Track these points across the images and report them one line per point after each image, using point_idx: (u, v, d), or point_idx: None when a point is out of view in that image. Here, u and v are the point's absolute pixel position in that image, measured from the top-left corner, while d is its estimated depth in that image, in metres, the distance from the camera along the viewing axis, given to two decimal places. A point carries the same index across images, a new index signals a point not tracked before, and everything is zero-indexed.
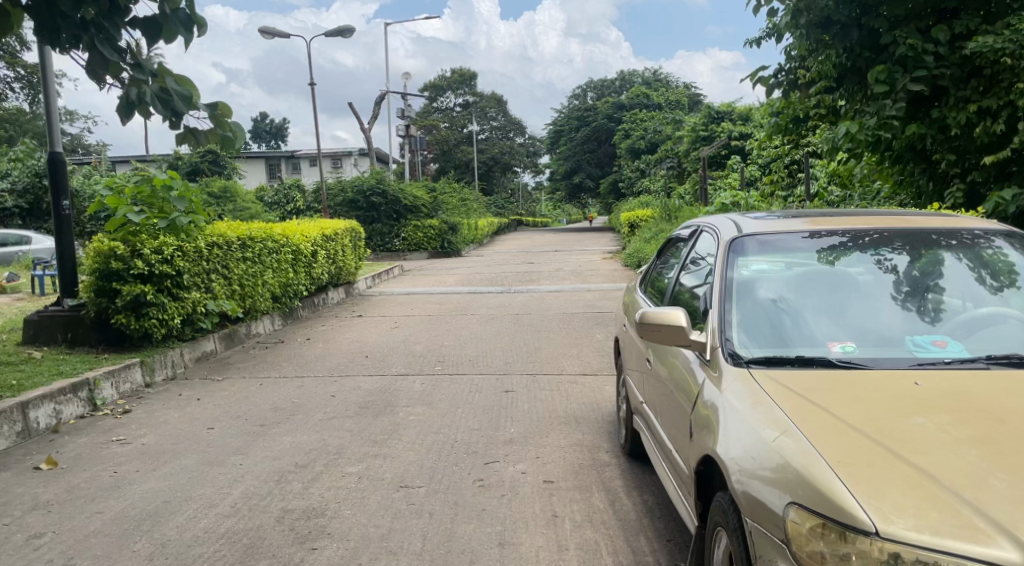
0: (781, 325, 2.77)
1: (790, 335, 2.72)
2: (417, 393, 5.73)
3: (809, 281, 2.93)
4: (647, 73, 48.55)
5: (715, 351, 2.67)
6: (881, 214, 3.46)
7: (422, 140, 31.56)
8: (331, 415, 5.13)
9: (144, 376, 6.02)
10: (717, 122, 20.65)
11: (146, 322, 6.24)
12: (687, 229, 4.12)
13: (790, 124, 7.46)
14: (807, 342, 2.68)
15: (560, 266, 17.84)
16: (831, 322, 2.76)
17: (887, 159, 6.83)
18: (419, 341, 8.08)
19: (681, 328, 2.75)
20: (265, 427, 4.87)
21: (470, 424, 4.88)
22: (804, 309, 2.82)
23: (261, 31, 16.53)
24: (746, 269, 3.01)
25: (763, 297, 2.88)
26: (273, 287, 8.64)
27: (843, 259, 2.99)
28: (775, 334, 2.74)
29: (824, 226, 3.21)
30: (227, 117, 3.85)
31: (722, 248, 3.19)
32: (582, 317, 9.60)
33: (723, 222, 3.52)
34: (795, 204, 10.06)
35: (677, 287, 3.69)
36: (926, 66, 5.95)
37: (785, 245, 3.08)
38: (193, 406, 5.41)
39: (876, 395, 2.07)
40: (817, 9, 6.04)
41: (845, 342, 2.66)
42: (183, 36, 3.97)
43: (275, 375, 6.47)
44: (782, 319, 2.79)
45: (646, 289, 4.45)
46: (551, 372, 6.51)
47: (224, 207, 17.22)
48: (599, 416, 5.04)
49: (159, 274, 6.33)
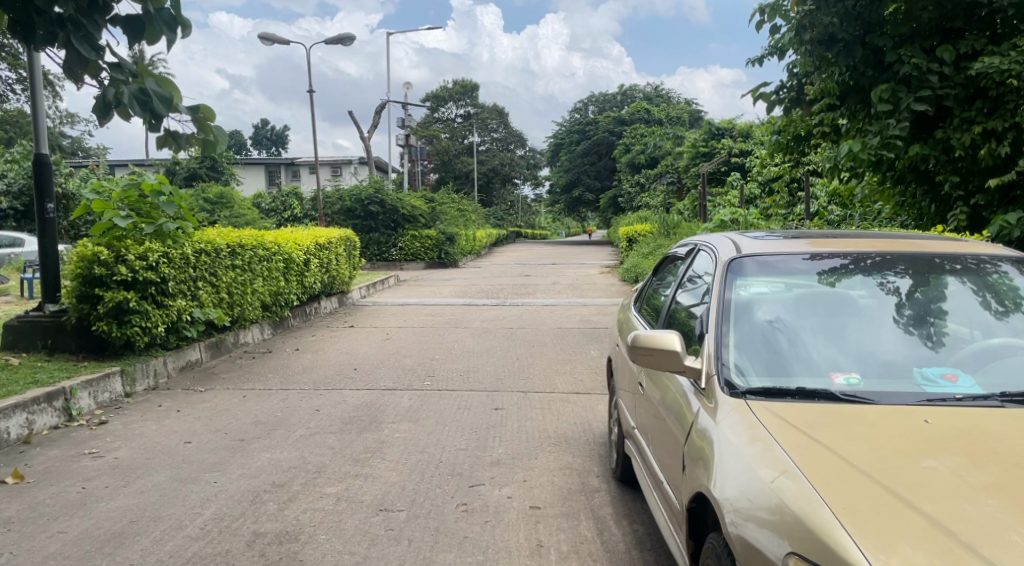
0: (782, 352, 2.63)
1: (791, 363, 2.57)
2: (403, 409, 5.57)
3: (811, 304, 2.79)
4: (648, 89, 48.69)
5: (711, 379, 2.52)
6: (885, 237, 3.32)
7: (422, 151, 31.56)
8: (314, 431, 4.97)
9: (124, 385, 5.86)
10: (717, 139, 20.60)
11: (129, 330, 6.07)
12: (685, 246, 3.98)
13: (792, 141, 7.36)
14: (809, 372, 2.53)
15: (556, 279, 17.69)
16: (833, 349, 2.62)
17: (888, 180, 6.73)
18: (410, 354, 7.93)
19: (675, 352, 2.59)
20: (244, 443, 4.70)
21: (456, 443, 4.71)
22: (806, 336, 2.68)
23: (261, 37, 16.44)
24: (745, 291, 2.86)
25: (762, 322, 2.74)
26: (263, 296, 8.49)
27: (844, 282, 2.85)
28: (775, 361, 2.59)
29: (825, 247, 3.06)
30: (210, 120, 3.70)
31: (720, 268, 3.03)
32: (577, 332, 9.46)
33: (722, 240, 3.37)
34: (795, 222, 9.97)
35: (673, 306, 3.54)
36: (929, 86, 5.88)
37: (785, 266, 2.94)
38: (172, 419, 5.24)
39: (881, 433, 1.93)
40: (822, 26, 5.91)
41: (848, 373, 2.52)
42: (167, 37, 3.85)
43: (260, 387, 6.31)
44: (783, 346, 2.65)
45: (641, 307, 4.30)
46: (543, 389, 6.35)
47: (220, 213, 17.06)
48: (591, 438, 4.88)
49: (143, 281, 6.17)
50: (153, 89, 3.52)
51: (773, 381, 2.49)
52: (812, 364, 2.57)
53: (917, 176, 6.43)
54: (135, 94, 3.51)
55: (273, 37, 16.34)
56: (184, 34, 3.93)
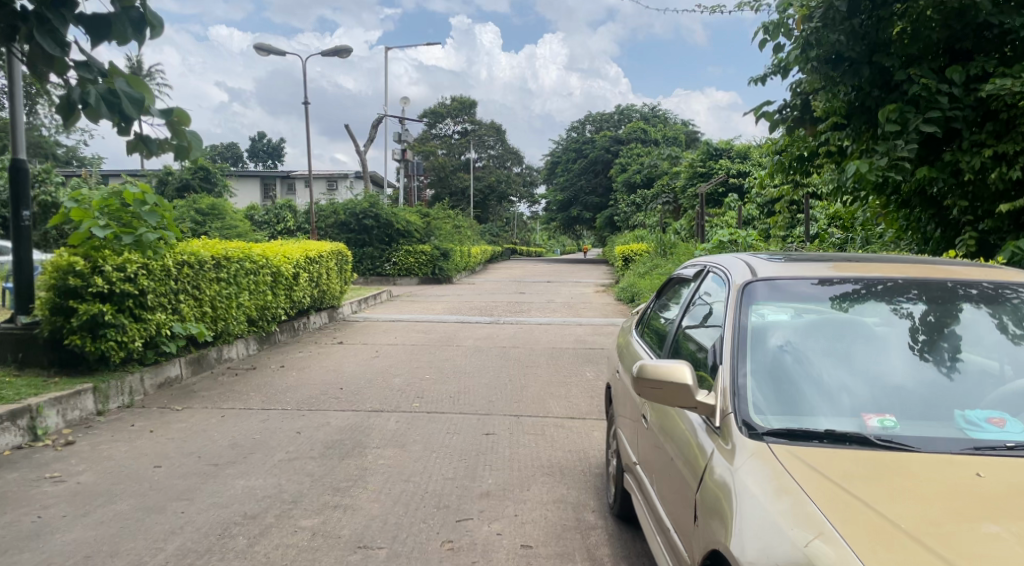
0: (801, 387, 2.39)
1: (815, 401, 2.33)
2: (389, 433, 5.29)
3: (825, 333, 2.56)
4: (645, 109, 48.87)
5: (726, 417, 2.28)
6: (902, 262, 3.09)
7: (418, 165, 31.42)
8: (293, 456, 4.68)
9: (96, 403, 5.57)
10: (715, 159, 20.50)
11: (103, 344, 5.79)
12: (691, 268, 3.75)
13: (794, 162, 7.16)
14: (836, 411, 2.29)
15: (552, 297, 17.46)
16: (856, 383, 2.39)
17: (892, 203, 6.54)
18: (399, 373, 7.65)
19: (686, 386, 2.35)
20: (218, 468, 4.41)
21: (444, 472, 4.44)
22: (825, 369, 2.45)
23: (256, 47, 16.28)
24: (757, 318, 2.63)
25: (778, 352, 2.50)
26: (249, 310, 8.22)
27: (857, 308, 2.63)
28: (798, 399, 2.35)
29: (835, 271, 2.83)
30: (185, 124, 3.46)
31: (731, 294, 2.79)
32: (571, 353, 9.20)
33: (732, 262, 3.13)
34: (795, 244, 9.77)
35: (678, 332, 3.30)
36: (939, 107, 5.65)
37: (796, 291, 2.70)
38: (143, 440, 4.95)
39: (929, 488, 1.74)
40: (828, 44, 5.76)
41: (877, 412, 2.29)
42: (134, 38, 3.64)
43: (240, 406, 6.03)
44: (802, 381, 2.41)
45: (642, 331, 4.06)
46: (536, 413, 6.08)
47: (211, 225, 16.79)
48: (587, 469, 4.61)
49: (120, 293, 5.91)
50: (123, 89, 3.28)
51: (798, 422, 2.25)
52: (837, 400, 2.33)
53: (923, 201, 6.22)
54: (102, 95, 3.26)
55: (269, 47, 16.17)
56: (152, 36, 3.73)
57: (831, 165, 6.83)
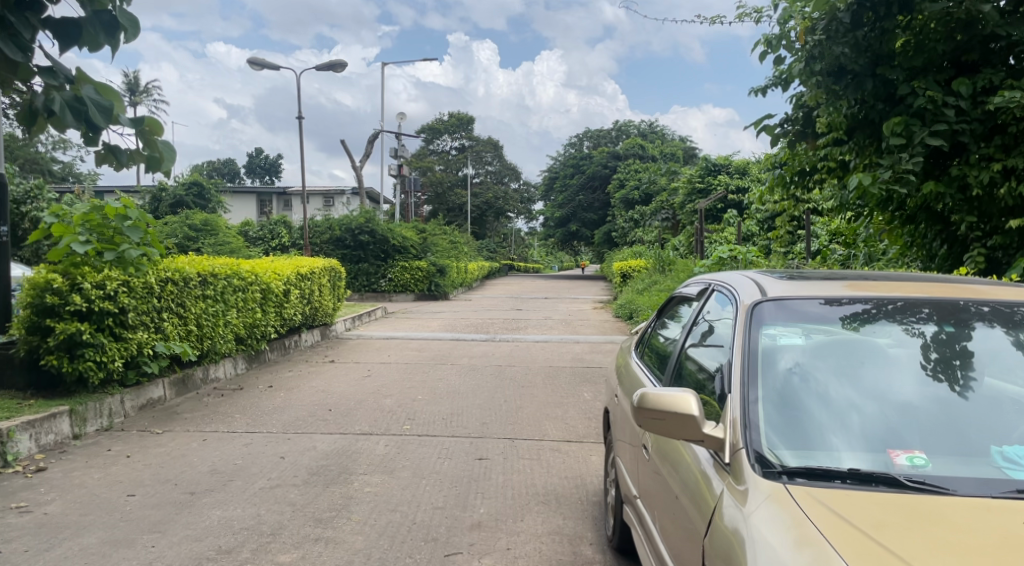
0: (820, 419, 2.18)
1: (836, 435, 2.13)
2: (377, 458, 5.06)
3: (837, 357, 2.36)
4: (642, 125, 48.92)
5: (736, 453, 2.08)
6: (913, 280, 2.90)
7: (416, 181, 31.33)
8: (276, 483, 4.45)
9: (72, 426, 5.34)
10: (713, 175, 20.36)
11: (81, 365, 5.55)
12: (693, 287, 3.56)
13: (795, 177, 6.98)
14: (859, 446, 2.09)
15: (549, 314, 17.26)
16: (877, 412, 2.19)
17: (896, 218, 6.35)
18: (390, 393, 7.43)
19: (692, 418, 2.15)
20: (195, 497, 4.18)
21: (434, 501, 4.22)
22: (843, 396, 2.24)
23: (250, 61, 16.16)
24: (763, 339, 2.43)
25: (791, 379, 2.30)
26: (237, 328, 7.99)
27: (868, 328, 2.44)
28: (818, 433, 2.14)
29: (841, 290, 2.64)
30: (157, 134, 3.28)
31: (738, 315, 2.58)
32: (569, 371, 8.97)
33: (739, 281, 2.93)
34: (797, 261, 9.59)
35: (680, 354, 3.10)
36: (945, 120, 5.48)
37: (805, 311, 2.50)
38: (119, 466, 4.72)
39: (970, 539, 1.64)
40: (832, 56, 5.60)
41: (902, 445, 2.09)
42: (107, 43, 3.47)
43: (224, 428, 5.80)
44: (821, 413, 2.20)
45: (640, 353, 3.87)
46: (532, 436, 5.86)
47: (204, 240, 16.56)
48: (584, 497, 4.38)
49: (99, 311, 5.69)
50: (90, 97, 3.09)
51: (821, 461, 2.05)
52: (860, 432, 2.13)
53: (929, 216, 6.04)
54: (68, 102, 3.07)
55: (263, 61, 16.06)
56: (126, 40, 3.55)
57: (833, 181, 6.65)
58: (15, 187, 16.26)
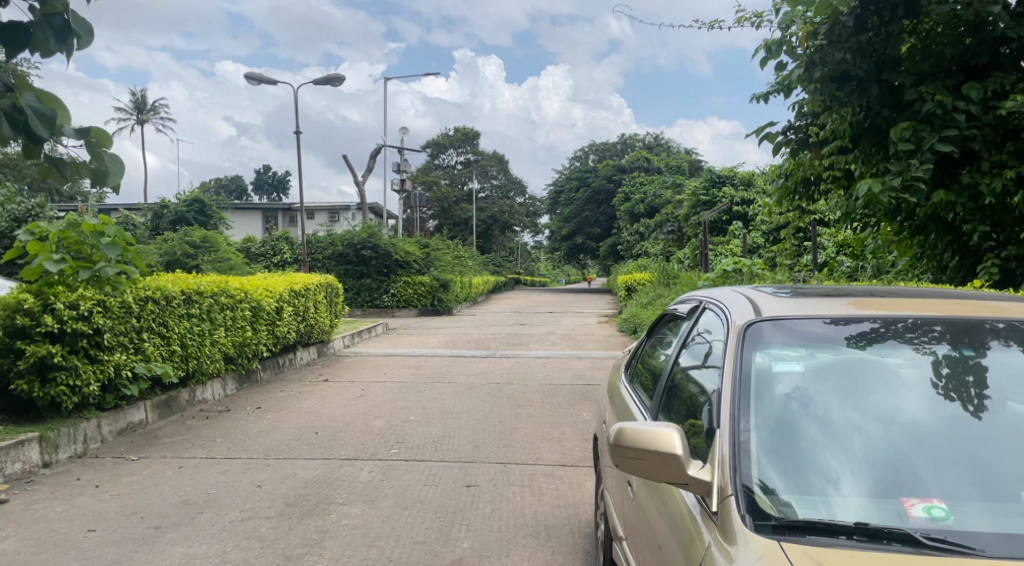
0: (823, 456, 1.93)
1: (842, 475, 1.87)
2: (359, 486, 4.79)
3: (842, 381, 2.10)
4: (648, 138, 48.77)
5: (726, 501, 1.83)
6: (924, 296, 2.64)
7: (419, 196, 31.18)
8: (248, 515, 4.20)
9: (43, 454, 5.09)
10: (718, 187, 20.09)
11: (53, 389, 5.32)
12: (687, 302, 3.31)
13: (799, 187, 6.72)
14: (870, 490, 1.83)
15: (552, 329, 16.95)
16: (889, 447, 1.93)
17: (906, 229, 6.07)
18: (382, 415, 7.16)
19: (675, 457, 1.91)
20: (159, 531, 3.93)
21: (414, 534, 3.96)
22: (850, 429, 1.98)
23: (247, 76, 16.08)
24: (759, 359, 2.17)
25: (789, 408, 2.03)
26: (225, 347, 7.76)
27: (876, 347, 2.18)
28: (819, 475, 1.88)
29: (844, 308, 2.37)
30: (104, 145, 3.13)
31: (732, 334, 2.31)
32: (568, 389, 8.69)
33: (735, 296, 2.67)
34: (803, 274, 9.30)
35: (671, 376, 2.84)
36: (955, 125, 5.21)
37: (806, 331, 2.23)
38: (85, 497, 4.47)
39: None
40: (833, 62, 5.33)
41: (918, 486, 1.83)
42: (59, 50, 3.00)
43: (203, 454, 5.55)
44: (824, 449, 1.94)
45: (631, 373, 3.60)
46: (524, 460, 5.58)
47: (203, 257, 16.38)
48: (576, 529, 4.10)
49: (73, 333, 5.46)
50: (30, 105, 2.90)
51: (826, 511, 1.79)
52: (870, 474, 1.87)
53: (940, 226, 5.76)
54: (5, 111, 2.87)
55: (260, 77, 15.98)
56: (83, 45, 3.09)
57: (838, 191, 6.40)
58: (17, 206, 16.26)
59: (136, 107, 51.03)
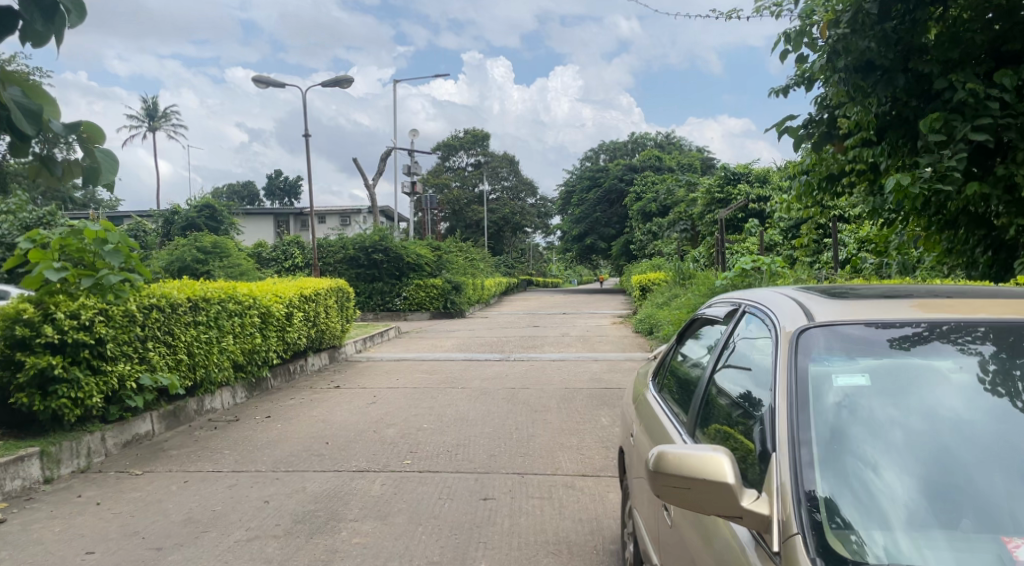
0: (885, 476, 1.71)
1: (911, 497, 1.65)
2: (371, 501, 4.58)
3: (888, 382, 1.90)
4: (659, 137, 48.48)
5: (791, 541, 1.61)
6: (970, 292, 2.41)
7: (429, 200, 31.00)
8: (254, 534, 3.99)
9: (44, 469, 4.91)
10: (733, 184, 19.80)
11: (54, 402, 5.14)
12: (720, 306, 3.07)
13: (823, 183, 6.41)
14: (945, 516, 1.61)
15: (566, 331, 16.68)
16: (951, 455, 1.72)
17: (934, 224, 5.79)
18: (394, 422, 6.95)
19: (728, 487, 1.70)
20: (161, 553, 3.73)
21: (429, 554, 3.74)
22: (905, 438, 1.77)
23: (255, 80, 15.96)
24: (804, 365, 1.95)
25: (841, 421, 1.82)
26: (234, 355, 7.58)
27: (922, 351, 1.96)
28: (885, 496, 1.67)
29: (888, 309, 2.14)
30: (96, 140, 2.94)
31: (780, 343, 2.08)
32: (586, 393, 8.45)
33: (778, 299, 2.43)
34: (825, 271, 9.03)
35: (707, 387, 2.59)
36: (989, 114, 4.88)
37: (846, 333, 2.02)
38: (86, 516, 4.29)
39: None
40: (858, 51, 5.00)
41: (991, 499, 1.63)
42: (48, 31, 2.75)
43: (209, 467, 5.36)
44: (883, 465, 1.73)
45: (658, 382, 3.36)
46: (543, 470, 5.34)
47: (213, 263, 16.26)
48: (600, 546, 3.87)
49: (74, 343, 5.28)
50: (15, 99, 2.69)
51: (901, 544, 1.58)
52: (940, 497, 1.65)
53: (972, 220, 5.47)
54: None
55: (268, 80, 15.86)
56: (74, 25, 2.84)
57: (866, 185, 6.13)
58: (28, 214, 16.26)
59: (147, 115, 51.25)
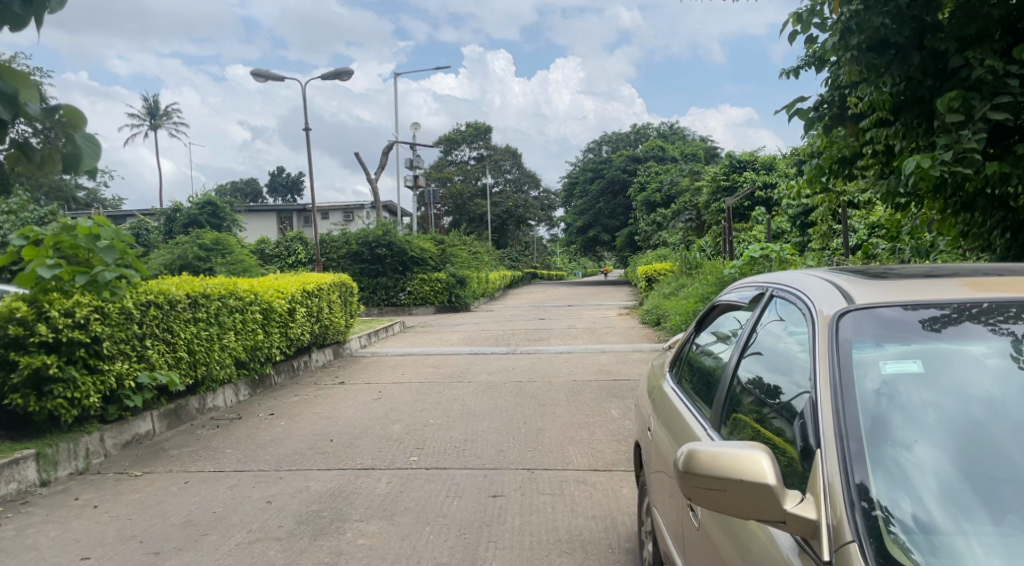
0: (931, 466, 1.55)
1: (960, 487, 1.50)
2: (377, 500, 4.43)
3: (928, 366, 1.73)
4: (662, 127, 48.15)
5: (845, 549, 1.45)
6: (1002, 270, 2.23)
7: (431, 194, 30.77)
8: (257, 536, 3.85)
9: (41, 472, 4.78)
10: (739, 172, 19.57)
11: (49, 403, 5.00)
12: (741, 294, 2.90)
13: (834, 166, 6.15)
14: (1000, 507, 1.46)
15: (572, 323, 16.48)
16: (1003, 441, 1.55)
17: (950, 206, 5.56)
18: (400, 418, 6.80)
19: (769, 489, 1.54)
20: (160, 558, 3.59)
21: (437, 555, 3.59)
22: (951, 424, 1.61)
23: (255, 74, 15.79)
24: (838, 352, 1.78)
25: (881, 409, 1.65)
26: (236, 352, 7.44)
27: (958, 333, 1.79)
28: (931, 489, 1.51)
29: (918, 290, 1.96)
30: (76, 125, 2.78)
31: (818, 329, 1.90)
32: (594, 386, 8.29)
33: (808, 284, 2.26)
34: (837, 257, 8.83)
35: (730, 380, 2.42)
36: (1009, 92, 4.63)
37: (874, 316, 1.85)
38: (83, 520, 4.15)
39: None
40: (871, 29, 4.81)
41: None
42: (26, 14, 2.57)
43: (211, 467, 5.23)
44: (927, 454, 1.57)
45: (675, 374, 3.19)
46: (554, 465, 5.19)
47: (215, 260, 16.12)
48: (615, 544, 3.72)
49: (68, 342, 5.14)
50: None
51: (952, 541, 1.43)
52: (991, 486, 1.49)
53: (989, 200, 5.21)
54: None
55: (266, 73, 15.68)
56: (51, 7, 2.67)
57: (877, 168, 5.87)
58: (30, 214, 16.14)
59: (149, 114, 51.20)
